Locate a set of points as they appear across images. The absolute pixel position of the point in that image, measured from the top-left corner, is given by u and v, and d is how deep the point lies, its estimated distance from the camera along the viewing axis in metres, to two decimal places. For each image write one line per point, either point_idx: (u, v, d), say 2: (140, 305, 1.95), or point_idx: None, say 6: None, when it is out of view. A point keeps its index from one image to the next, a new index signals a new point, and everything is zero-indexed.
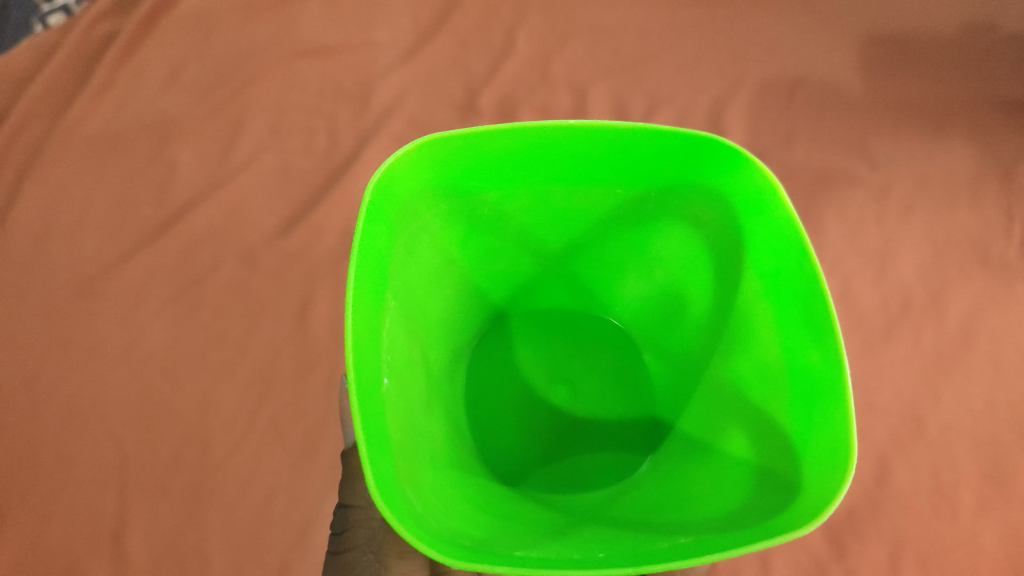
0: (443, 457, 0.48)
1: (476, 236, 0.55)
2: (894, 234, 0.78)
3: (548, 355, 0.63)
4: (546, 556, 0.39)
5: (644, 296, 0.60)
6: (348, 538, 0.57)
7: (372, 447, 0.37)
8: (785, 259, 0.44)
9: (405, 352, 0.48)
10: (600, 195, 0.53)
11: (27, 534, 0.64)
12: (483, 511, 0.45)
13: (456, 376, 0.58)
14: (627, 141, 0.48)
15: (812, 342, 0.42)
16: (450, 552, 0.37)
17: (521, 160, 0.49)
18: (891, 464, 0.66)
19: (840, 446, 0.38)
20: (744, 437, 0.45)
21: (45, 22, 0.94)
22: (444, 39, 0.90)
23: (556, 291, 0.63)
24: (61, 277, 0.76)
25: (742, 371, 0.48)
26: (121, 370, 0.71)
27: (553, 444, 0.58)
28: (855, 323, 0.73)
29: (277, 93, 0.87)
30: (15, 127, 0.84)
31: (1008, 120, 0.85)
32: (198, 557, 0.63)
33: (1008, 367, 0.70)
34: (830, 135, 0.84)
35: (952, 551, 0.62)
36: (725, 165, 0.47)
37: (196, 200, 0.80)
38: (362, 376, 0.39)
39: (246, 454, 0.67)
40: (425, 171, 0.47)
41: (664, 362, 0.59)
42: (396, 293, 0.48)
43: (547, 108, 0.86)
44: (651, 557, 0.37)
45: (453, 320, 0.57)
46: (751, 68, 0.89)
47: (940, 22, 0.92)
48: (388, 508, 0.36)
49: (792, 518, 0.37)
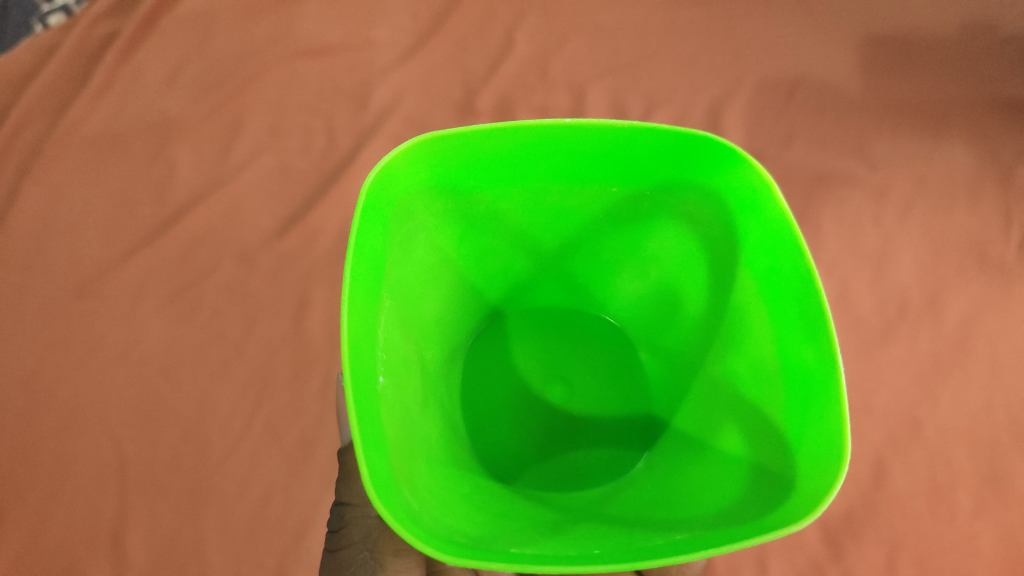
0: (438, 454, 0.48)
1: (471, 235, 0.55)
2: (892, 235, 0.78)
3: (544, 353, 0.63)
4: (541, 553, 0.39)
5: (639, 294, 0.60)
6: (344, 536, 0.57)
7: (367, 445, 0.37)
8: (779, 258, 0.44)
9: (401, 351, 0.48)
10: (595, 194, 0.53)
11: (26, 535, 0.64)
12: (479, 508, 0.45)
13: (452, 374, 0.58)
14: (622, 139, 0.48)
15: (807, 340, 0.42)
16: (446, 549, 0.37)
17: (517, 158, 0.49)
18: (889, 465, 0.66)
19: (834, 442, 0.38)
20: (740, 434, 0.45)
21: (45, 22, 0.94)
22: (444, 39, 0.91)
23: (552, 289, 0.63)
24: (61, 277, 0.76)
25: (736, 368, 0.48)
26: (120, 370, 0.71)
27: (548, 442, 0.58)
28: (853, 325, 0.73)
29: (276, 93, 0.88)
30: (15, 127, 0.85)
31: (1007, 121, 0.85)
32: (196, 558, 0.63)
33: (1006, 368, 0.70)
34: (828, 135, 0.84)
35: (950, 552, 0.62)
36: (720, 164, 0.48)
37: (195, 200, 0.80)
38: (358, 374, 0.39)
39: (244, 454, 0.67)
40: (421, 169, 0.47)
41: (660, 360, 0.59)
42: (392, 291, 0.48)
43: (546, 108, 0.86)
44: (646, 552, 0.37)
45: (449, 318, 0.57)
46: (750, 69, 0.89)
47: (940, 23, 0.92)
48: (383, 504, 0.36)
49: (786, 514, 0.37)
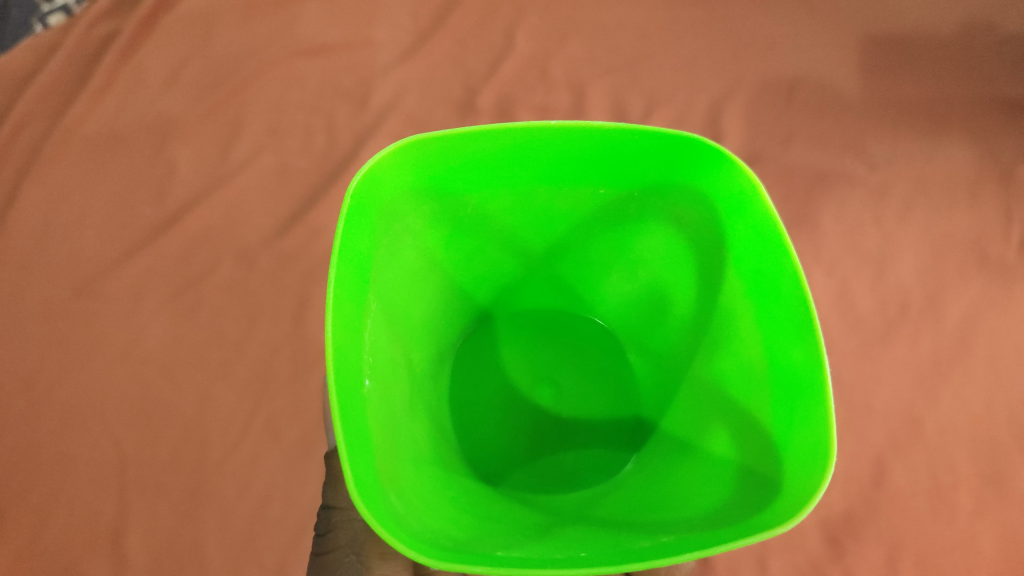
0: (425, 457, 0.48)
1: (460, 237, 0.55)
2: (893, 234, 0.77)
3: (533, 355, 0.63)
4: (527, 556, 0.39)
5: (628, 296, 0.60)
6: (331, 540, 0.58)
7: (352, 447, 0.37)
8: (765, 259, 0.44)
9: (388, 354, 0.48)
10: (584, 196, 0.53)
11: (27, 534, 0.64)
12: (465, 511, 0.45)
13: (440, 376, 0.58)
14: (609, 141, 0.48)
15: (794, 342, 0.42)
16: (431, 553, 0.37)
17: (504, 160, 0.49)
18: (889, 465, 0.65)
19: (820, 445, 0.37)
20: (726, 437, 0.45)
21: (45, 22, 0.94)
22: (444, 38, 0.90)
23: (541, 291, 0.63)
24: (62, 277, 0.77)
25: (723, 372, 0.48)
26: (120, 370, 0.72)
27: (536, 443, 0.58)
28: (853, 325, 0.72)
29: (276, 92, 0.88)
30: (16, 127, 0.85)
31: (1009, 120, 0.84)
32: (196, 557, 0.63)
33: (1008, 369, 0.69)
34: (830, 135, 0.83)
35: (950, 552, 0.61)
36: (708, 165, 0.48)
37: (195, 200, 0.81)
38: (343, 377, 0.39)
39: (243, 454, 0.68)
40: (407, 172, 0.47)
41: (649, 363, 0.59)
42: (379, 294, 0.48)
43: (546, 108, 0.86)
44: (630, 555, 0.37)
45: (437, 320, 0.57)
46: (751, 68, 0.88)
47: (942, 21, 0.91)
48: (368, 507, 0.36)
49: (771, 516, 0.37)
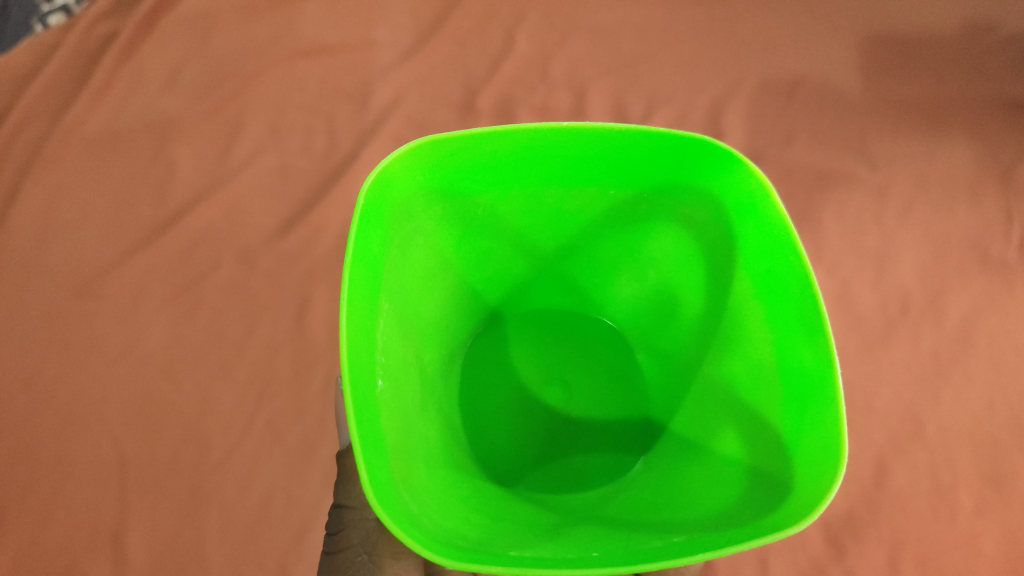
0: (438, 459, 0.48)
1: (470, 238, 0.55)
2: (893, 234, 0.78)
3: (541, 356, 0.63)
4: (541, 556, 0.38)
5: (637, 296, 0.60)
6: (342, 539, 0.58)
7: (367, 448, 0.37)
8: (776, 260, 0.45)
9: (400, 354, 0.48)
10: (594, 196, 0.53)
11: (27, 535, 0.63)
12: (478, 511, 0.45)
13: (451, 378, 0.58)
14: (620, 142, 0.48)
15: (804, 341, 0.42)
16: (445, 552, 0.37)
17: (515, 161, 0.49)
18: (890, 465, 0.66)
19: (832, 448, 0.37)
20: (737, 437, 0.45)
21: (44, 22, 0.93)
22: (444, 39, 0.91)
23: (550, 291, 0.63)
24: (61, 277, 0.76)
25: (733, 371, 0.48)
26: (120, 370, 0.71)
27: (548, 442, 0.58)
28: (854, 324, 0.73)
29: (277, 92, 0.88)
30: (15, 126, 0.85)
31: (1007, 120, 0.85)
32: (197, 557, 0.63)
33: (1008, 368, 0.70)
34: (829, 135, 0.84)
35: (951, 553, 0.61)
36: (717, 166, 0.48)
37: (195, 201, 0.80)
38: (358, 376, 0.39)
39: (244, 454, 0.67)
40: (419, 172, 0.47)
41: (658, 362, 0.59)
42: (391, 294, 0.48)
43: (546, 108, 0.86)
44: (642, 556, 0.37)
45: (448, 319, 0.57)
46: (751, 69, 0.89)
47: (941, 23, 0.92)
48: (382, 507, 0.36)
49: (782, 517, 0.37)
